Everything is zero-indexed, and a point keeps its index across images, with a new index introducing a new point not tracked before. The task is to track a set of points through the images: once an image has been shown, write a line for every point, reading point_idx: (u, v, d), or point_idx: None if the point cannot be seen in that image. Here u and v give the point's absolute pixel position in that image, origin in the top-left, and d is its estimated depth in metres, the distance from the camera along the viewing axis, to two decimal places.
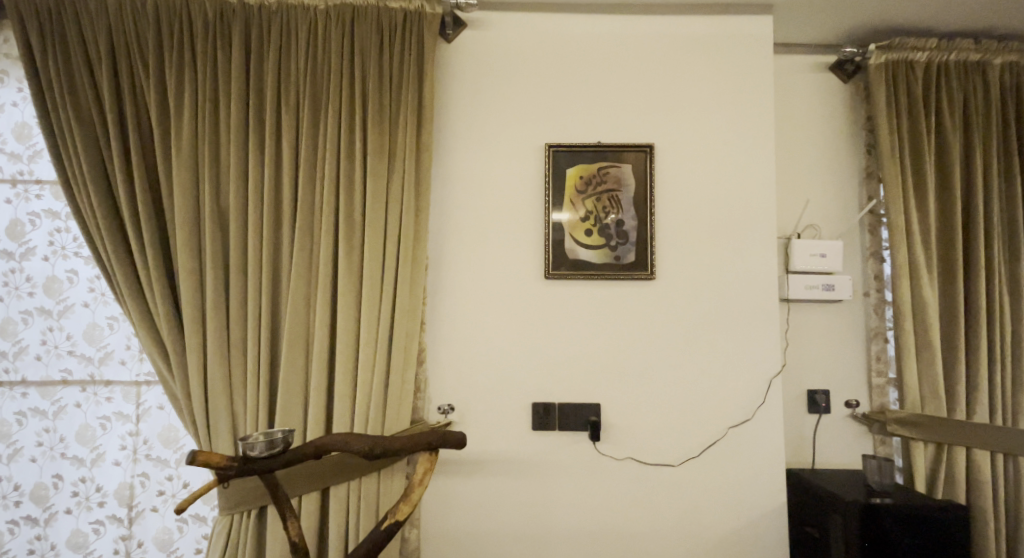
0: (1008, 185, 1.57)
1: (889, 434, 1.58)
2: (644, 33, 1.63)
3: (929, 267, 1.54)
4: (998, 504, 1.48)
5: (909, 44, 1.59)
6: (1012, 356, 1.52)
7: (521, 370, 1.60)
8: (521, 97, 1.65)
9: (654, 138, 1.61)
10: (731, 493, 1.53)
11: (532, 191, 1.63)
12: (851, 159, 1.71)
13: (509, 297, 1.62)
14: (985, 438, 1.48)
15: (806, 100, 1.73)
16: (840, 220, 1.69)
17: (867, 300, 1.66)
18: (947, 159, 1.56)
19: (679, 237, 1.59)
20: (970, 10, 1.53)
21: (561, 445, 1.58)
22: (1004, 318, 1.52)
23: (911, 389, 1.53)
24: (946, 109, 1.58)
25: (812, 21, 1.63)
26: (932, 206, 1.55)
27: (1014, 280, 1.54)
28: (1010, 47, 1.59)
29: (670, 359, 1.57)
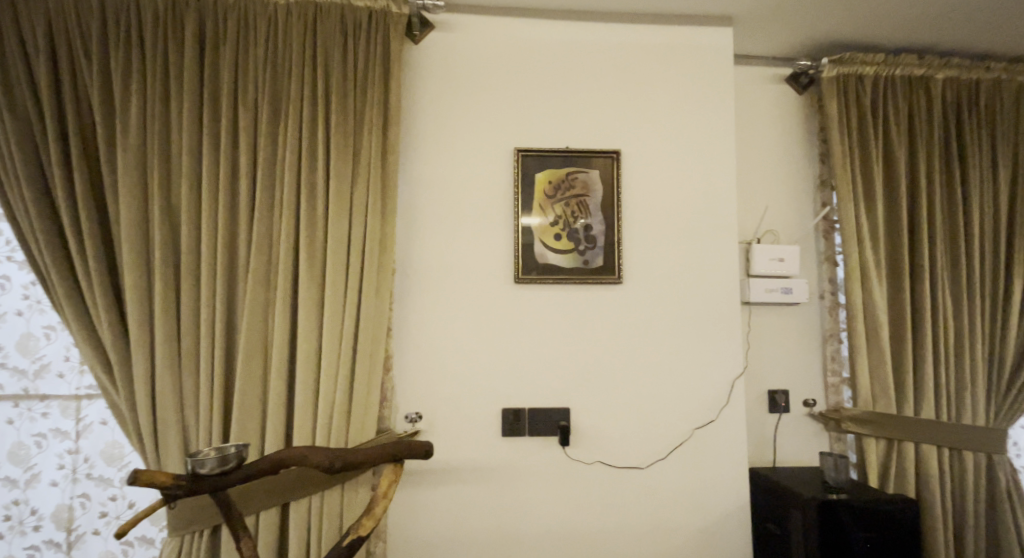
0: (948, 193, 1.67)
1: (844, 431, 1.65)
2: (610, 41, 1.66)
3: (878, 271, 1.62)
4: (944, 496, 1.56)
5: (858, 59, 1.68)
6: (955, 354, 1.61)
7: (491, 375, 1.59)
8: (488, 101, 1.64)
9: (621, 144, 1.64)
10: (697, 493, 1.56)
11: (501, 196, 1.63)
12: (805, 167, 1.79)
13: (478, 302, 1.60)
14: (932, 433, 1.56)
15: (764, 110, 1.79)
16: (797, 226, 1.77)
17: (822, 303, 1.73)
18: (894, 168, 1.65)
19: (646, 242, 1.62)
20: (913, 28, 1.63)
21: (531, 450, 1.57)
22: (948, 319, 1.60)
23: (864, 387, 1.60)
24: (892, 121, 1.67)
25: (770, 34, 1.69)
26: (880, 213, 1.64)
27: (956, 282, 1.63)
28: (951, 63, 1.70)
29: (638, 363, 1.59)
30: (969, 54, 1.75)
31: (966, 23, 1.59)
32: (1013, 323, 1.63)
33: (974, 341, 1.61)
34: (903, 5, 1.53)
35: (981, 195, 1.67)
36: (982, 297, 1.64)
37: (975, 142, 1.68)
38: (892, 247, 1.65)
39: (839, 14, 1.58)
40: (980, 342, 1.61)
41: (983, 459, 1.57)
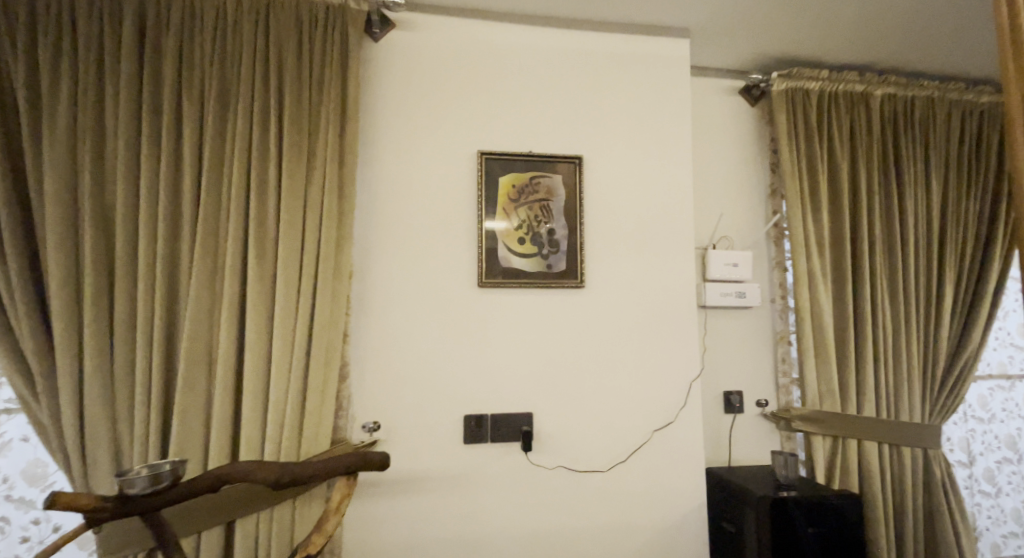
0: (886, 203, 1.78)
1: (794, 430, 1.72)
2: (573, 48, 1.68)
3: (824, 276, 1.71)
4: (884, 489, 1.65)
5: (805, 75, 1.78)
6: (894, 354, 1.71)
7: (453, 381, 1.56)
8: (450, 103, 1.63)
9: (583, 150, 1.66)
10: (657, 495, 1.58)
11: (464, 198, 1.61)
12: (757, 176, 1.87)
13: (440, 306, 1.57)
14: (873, 429, 1.65)
15: (719, 121, 1.86)
16: (749, 232, 1.84)
17: (773, 306, 1.81)
18: (837, 178, 1.76)
19: (608, 246, 1.64)
20: (853, 48, 1.74)
21: (494, 456, 1.55)
22: (887, 321, 1.70)
23: (811, 387, 1.68)
24: (835, 135, 1.77)
25: (724, 47, 1.76)
26: (826, 221, 1.73)
27: (893, 287, 1.74)
28: (888, 81, 1.82)
29: (600, 366, 1.60)
30: (903, 74, 1.88)
31: (900, 45, 1.71)
32: (944, 325, 1.75)
33: (909, 342, 1.72)
34: (844, 26, 1.63)
35: (915, 204, 1.79)
36: (916, 300, 1.75)
37: (909, 156, 1.80)
38: (837, 253, 1.75)
39: (787, 31, 1.66)
40: (915, 342, 1.72)
41: (918, 453, 1.67)
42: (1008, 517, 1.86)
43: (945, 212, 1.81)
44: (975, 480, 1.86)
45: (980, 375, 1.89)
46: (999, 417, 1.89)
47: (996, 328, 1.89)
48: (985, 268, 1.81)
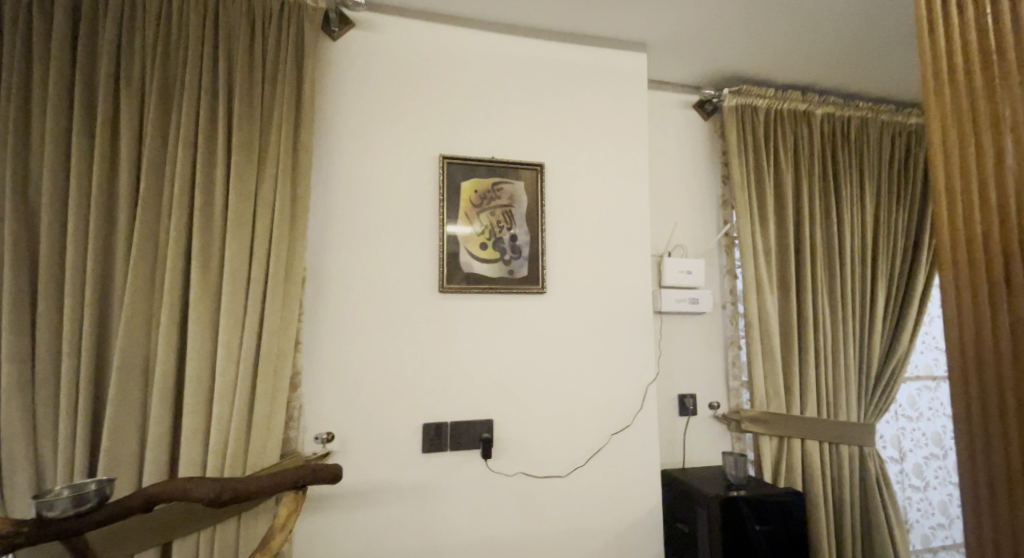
0: (825, 215, 1.90)
1: (744, 431, 1.79)
2: (534, 57, 1.71)
3: (770, 284, 1.80)
4: (825, 486, 1.74)
5: (754, 92, 1.87)
6: (833, 357, 1.82)
7: (412, 388, 1.53)
8: (411, 106, 1.61)
9: (544, 157, 1.68)
10: (614, 499, 1.60)
11: (424, 202, 1.59)
12: (708, 188, 1.95)
13: (399, 312, 1.54)
14: (814, 429, 1.74)
15: (674, 133, 1.94)
16: (702, 241, 1.91)
17: (724, 312, 1.88)
18: (782, 191, 1.86)
19: (568, 253, 1.66)
20: (796, 69, 1.85)
21: (453, 465, 1.53)
22: (826, 326, 1.81)
23: (759, 389, 1.76)
24: (779, 150, 1.88)
25: (678, 63, 1.83)
26: (772, 231, 1.83)
27: (833, 294, 1.85)
28: (827, 101, 1.95)
29: (560, 371, 1.62)
30: (840, 95, 2.01)
31: (837, 68, 1.83)
32: (877, 330, 1.87)
33: (846, 345, 1.83)
34: (787, 49, 1.73)
35: (852, 217, 1.91)
36: (853, 307, 1.87)
37: (846, 172, 1.93)
38: (782, 262, 1.85)
39: (736, 50, 1.75)
40: (852, 346, 1.84)
41: (855, 450, 1.78)
42: (935, 509, 2.01)
43: (877, 225, 1.95)
44: (906, 475, 2.00)
45: (909, 377, 2.04)
46: (926, 416, 2.04)
47: (923, 332, 2.05)
48: (912, 277, 1.95)
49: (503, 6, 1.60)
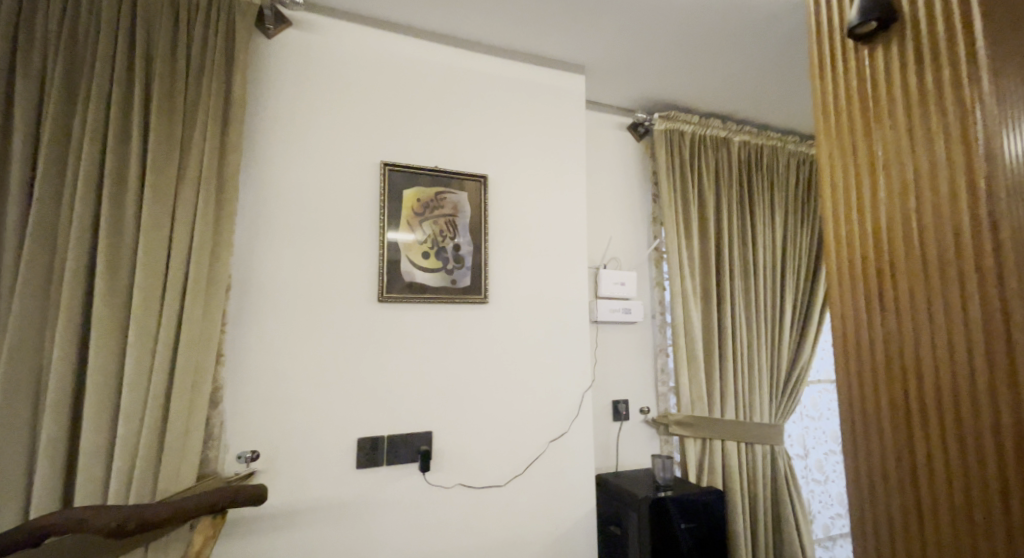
0: (742, 234, 2.07)
1: (671, 434, 1.90)
2: (477, 70, 1.73)
3: (695, 295, 1.94)
4: (742, 484, 1.88)
5: (681, 118, 2.02)
6: (748, 364, 1.98)
7: (347, 400, 1.48)
8: (351, 111, 1.58)
9: (486, 169, 1.70)
10: (550, 507, 1.63)
11: (364, 209, 1.56)
12: (640, 204, 2.06)
13: (335, 322, 1.49)
14: (733, 430, 1.88)
15: (609, 152, 2.04)
16: (635, 254, 2.02)
17: (655, 322, 1.99)
18: (705, 209, 2.01)
19: (510, 264, 1.69)
20: (717, 100, 2.01)
21: (388, 480, 1.49)
22: (743, 334, 1.97)
23: (684, 394, 1.88)
24: (702, 173, 2.03)
25: (613, 85, 1.94)
26: (696, 246, 1.97)
27: (748, 305, 2.02)
28: (744, 129, 2.14)
29: (500, 381, 1.63)
30: (755, 125, 2.21)
31: (752, 102, 2.01)
32: (785, 338, 2.06)
33: (759, 351, 2.00)
34: (708, 83, 1.89)
35: (764, 234, 2.10)
36: (766, 318, 2.04)
37: (760, 194, 2.13)
38: (705, 275, 1.99)
39: (664, 79, 1.87)
40: (764, 352, 2.01)
41: (767, 450, 1.94)
42: (833, 500, 2.22)
43: (785, 244, 2.15)
44: (809, 470, 2.20)
45: (812, 380, 2.26)
46: (826, 415, 2.26)
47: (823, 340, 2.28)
48: (814, 290, 2.17)
49: (446, 18, 1.61)
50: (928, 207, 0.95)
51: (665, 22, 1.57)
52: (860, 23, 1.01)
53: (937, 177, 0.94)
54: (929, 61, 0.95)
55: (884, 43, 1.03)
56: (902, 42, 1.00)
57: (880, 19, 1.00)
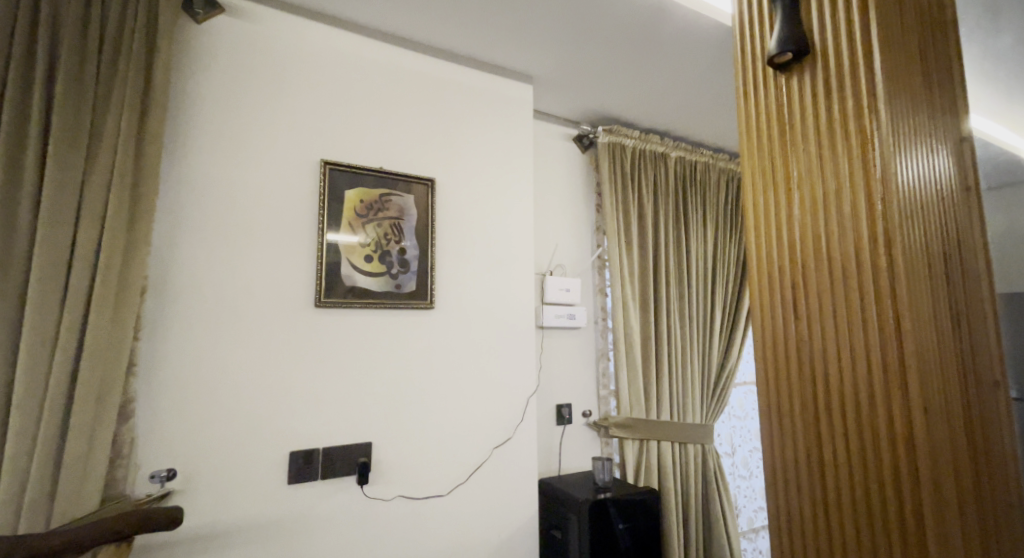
0: (677, 244, 2.20)
1: (611, 436, 1.96)
2: (426, 72, 1.71)
3: (634, 302, 2.03)
4: (677, 482, 1.97)
5: (623, 133, 2.12)
6: (682, 367, 2.09)
7: (282, 410, 1.40)
8: (288, 107, 1.50)
9: (434, 173, 1.69)
10: (494, 514, 1.62)
11: (304, 210, 1.49)
12: (583, 214, 2.13)
13: (269, 327, 1.41)
14: (668, 431, 1.98)
15: (555, 161, 2.10)
16: (579, 262, 2.08)
17: (597, 327, 2.06)
18: (644, 220, 2.12)
19: (458, 268, 1.69)
20: (656, 118, 2.12)
21: (325, 493, 1.42)
22: (677, 339, 2.08)
23: (624, 397, 1.95)
24: (641, 186, 2.14)
25: (557, 97, 1.99)
26: (635, 255, 2.07)
27: (682, 311, 2.14)
28: (679, 146, 2.28)
29: (445, 388, 1.61)
30: (690, 142, 2.36)
31: (687, 121, 2.14)
32: (714, 343, 2.19)
33: (692, 355, 2.12)
34: (647, 101, 1.99)
35: (697, 245, 2.24)
36: (698, 324, 2.18)
37: (693, 207, 2.27)
38: (643, 283, 2.09)
39: (605, 95, 1.95)
40: (695, 356, 2.13)
41: (699, 449, 2.05)
42: (757, 494, 2.39)
43: (715, 255, 2.31)
44: (736, 466, 2.35)
45: (738, 382, 2.42)
46: (751, 415, 2.43)
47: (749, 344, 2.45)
48: (740, 297, 2.33)
49: (393, 19, 1.58)
50: (816, 285, 0.71)
51: (607, 41, 1.63)
52: (777, 50, 0.75)
53: (830, 246, 0.70)
54: (830, 96, 0.72)
55: (796, 74, 0.76)
56: (811, 71, 0.74)
57: (799, 49, 0.74)
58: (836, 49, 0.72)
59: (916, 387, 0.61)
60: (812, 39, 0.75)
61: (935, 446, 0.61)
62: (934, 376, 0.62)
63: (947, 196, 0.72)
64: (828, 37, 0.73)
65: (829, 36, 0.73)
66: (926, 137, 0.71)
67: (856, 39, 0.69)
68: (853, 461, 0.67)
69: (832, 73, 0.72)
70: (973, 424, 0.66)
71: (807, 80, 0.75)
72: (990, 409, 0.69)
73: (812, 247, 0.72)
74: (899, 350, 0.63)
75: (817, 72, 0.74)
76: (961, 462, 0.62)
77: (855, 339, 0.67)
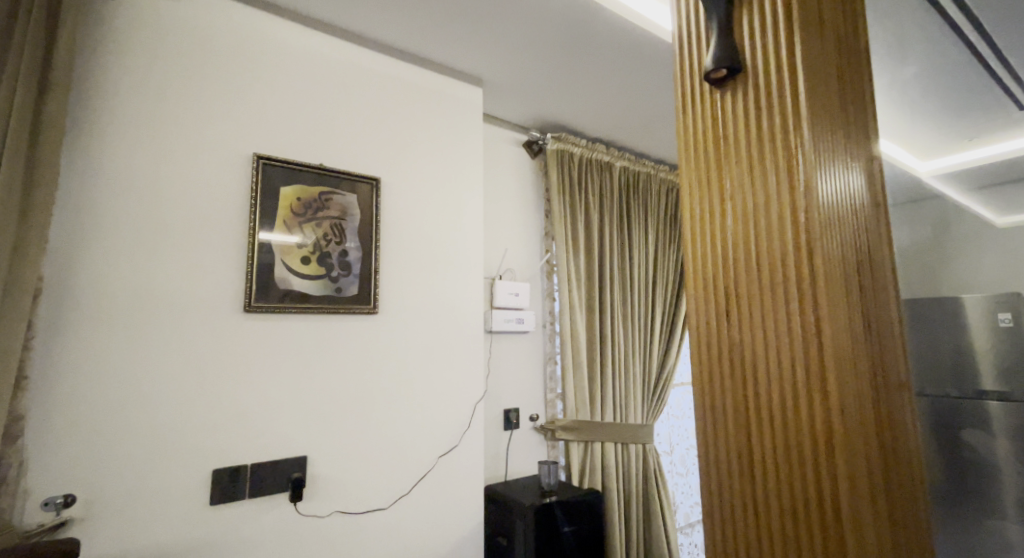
0: (621, 251, 2.28)
1: (558, 439, 1.99)
2: (371, 68, 1.65)
3: (580, 306, 2.08)
4: (620, 481, 2.03)
5: (571, 141, 2.18)
6: (625, 369, 2.16)
7: (206, 424, 1.28)
8: (214, 96, 1.39)
9: (380, 173, 1.63)
10: (439, 524, 1.58)
11: (231, 207, 1.38)
12: (532, 219, 2.15)
13: (190, 334, 1.29)
14: (611, 432, 2.03)
15: (504, 166, 2.11)
16: (528, 266, 2.10)
17: (545, 331, 2.08)
18: (590, 226, 2.19)
19: (406, 272, 1.64)
20: (601, 128, 2.19)
21: (254, 512, 1.32)
22: (620, 342, 2.16)
23: (570, 400, 1.99)
24: (588, 194, 2.21)
25: (506, 102, 2.00)
26: (581, 260, 2.13)
27: (626, 314, 2.22)
28: (623, 156, 2.38)
29: (388, 396, 1.55)
30: (634, 153, 2.46)
31: (631, 132, 2.23)
32: (654, 345, 2.30)
33: (633, 358, 2.20)
34: (592, 111, 2.05)
35: (638, 252, 2.34)
36: (639, 327, 2.27)
37: (636, 216, 2.38)
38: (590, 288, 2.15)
39: (551, 102, 1.98)
40: (637, 358, 2.22)
41: (639, 449, 2.12)
42: (693, 490, 2.51)
43: (655, 261, 2.42)
44: (674, 464, 2.46)
45: (677, 383, 2.54)
46: (688, 414, 2.56)
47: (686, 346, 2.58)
48: (677, 302, 2.45)
49: (336, 9, 1.51)
50: (738, 332, 0.62)
51: (555, 49, 1.66)
52: (709, 65, 0.65)
53: (754, 286, 0.61)
54: (756, 117, 0.63)
55: (727, 92, 0.66)
56: (741, 90, 0.65)
57: (733, 65, 0.64)
58: (765, 65, 0.62)
59: (843, 453, 0.53)
60: (742, 52, 0.65)
61: (861, 519, 0.53)
62: (860, 439, 0.54)
63: (865, 219, 0.66)
64: (759, 51, 0.63)
65: (759, 50, 0.63)
66: (844, 157, 0.63)
67: (784, 56, 0.60)
68: (779, 530, 0.57)
69: (763, 91, 0.62)
70: (894, 478, 0.58)
71: (738, 99, 0.65)
72: (908, 454, 0.62)
73: (735, 285, 0.63)
74: (826, 409, 0.54)
75: (746, 92, 0.64)
76: (886, 529, 0.55)
77: (781, 394, 0.58)
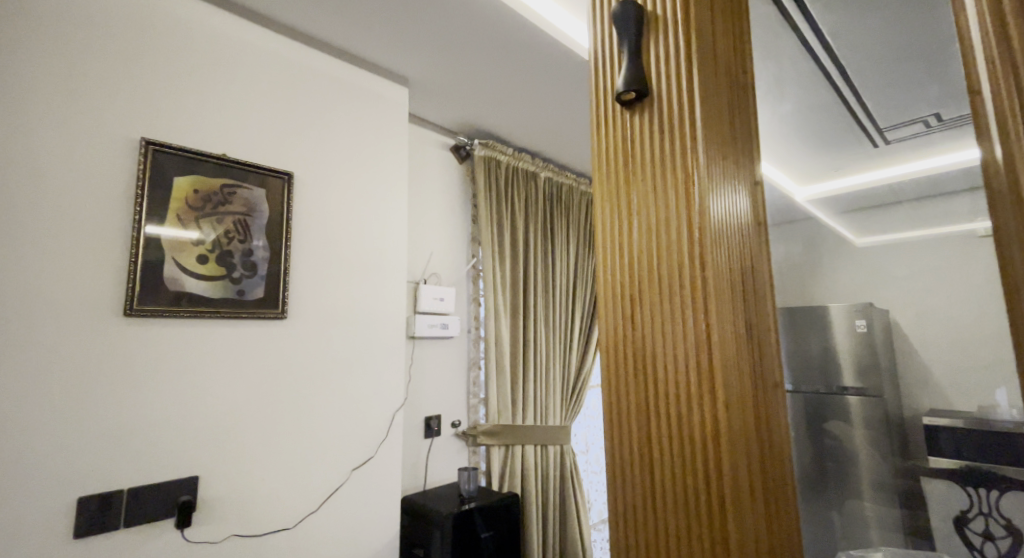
0: (545, 257, 2.35)
1: (479, 444, 1.99)
2: (286, 55, 1.54)
3: (505, 311, 2.10)
4: (537, 483, 2.07)
5: (498, 148, 2.21)
6: (545, 373, 2.22)
7: (74, 445, 1.11)
8: (92, 68, 1.21)
9: (294, 168, 1.52)
10: (351, 540, 1.50)
11: (110, 195, 1.20)
12: (457, 223, 2.14)
13: (54, 340, 1.10)
14: (531, 435, 2.07)
15: (431, 169, 2.08)
16: (454, 271, 2.08)
17: (469, 336, 2.08)
18: (515, 233, 2.23)
19: (324, 275, 1.55)
20: (527, 137, 2.24)
21: (131, 543, 1.16)
22: (541, 346, 2.21)
23: (492, 404, 2.00)
24: (513, 201, 2.25)
25: (432, 104, 1.96)
26: (508, 266, 2.16)
27: (546, 319, 2.29)
28: (548, 166, 2.45)
29: (300, 406, 1.45)
30: (557, 164, 2.55)
31: (554, 143, 2.30)
32: (573, 349, 2.39)
33: (553, 362, 2.27)
34: (517, 120, 2.08)
35: (560, 259, 2.43)
36: (559, 331, 2.34)
37: (559, 224, 2.47)
38: (512, 295, 2.18)
39: (476, 107, 1.98)
40: (557, 362, 2.29)
41: (557, 450, 2.18)
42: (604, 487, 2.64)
43: (574, 269, 2.52)
44: (588, 463, 2.57)
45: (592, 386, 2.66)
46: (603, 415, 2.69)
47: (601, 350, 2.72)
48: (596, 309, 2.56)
49: None
50: (642, 351, 0.61)
51: (479, 54, 1.66)
52: (619, 86, 0.64)
53: (654, 301, 0.60)
54: (659, 137, 0.63)
55: (635, 113, 0.65)
56: (649, 113, 0.64)
57: (642, 89, 0.63)
58: (670, 86, 0.62)
59: (727, 462, 0.53)
60: (648, 74, 0.65)
61: (743, 531, 0.53)
62: (742, 446, 0.55)
63: (758, 242, 0.67)
64: (664, 74, 0.63)
65: (664, 71, 0.63)
66: (733, 176, 0.64)
67: (684, 79, 0.61)
68: (671, 544, 0.56)
69: (666, 114, 0.62)
70: (778, 493, 0.59)
71: (646, 120, 0.64)
72: (783, 461, 0.61)
73: (637, 304, 0.62)
74: (714, 422, 0.55)
75: (652, 115, 0.63)
76: (763, 531, 0.56)
77: (676, 411, 0.57)
